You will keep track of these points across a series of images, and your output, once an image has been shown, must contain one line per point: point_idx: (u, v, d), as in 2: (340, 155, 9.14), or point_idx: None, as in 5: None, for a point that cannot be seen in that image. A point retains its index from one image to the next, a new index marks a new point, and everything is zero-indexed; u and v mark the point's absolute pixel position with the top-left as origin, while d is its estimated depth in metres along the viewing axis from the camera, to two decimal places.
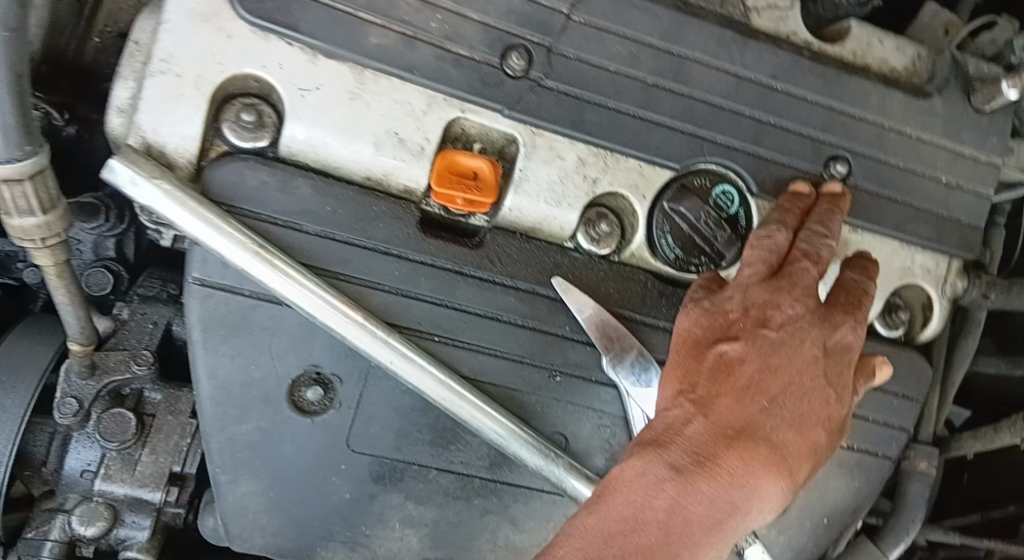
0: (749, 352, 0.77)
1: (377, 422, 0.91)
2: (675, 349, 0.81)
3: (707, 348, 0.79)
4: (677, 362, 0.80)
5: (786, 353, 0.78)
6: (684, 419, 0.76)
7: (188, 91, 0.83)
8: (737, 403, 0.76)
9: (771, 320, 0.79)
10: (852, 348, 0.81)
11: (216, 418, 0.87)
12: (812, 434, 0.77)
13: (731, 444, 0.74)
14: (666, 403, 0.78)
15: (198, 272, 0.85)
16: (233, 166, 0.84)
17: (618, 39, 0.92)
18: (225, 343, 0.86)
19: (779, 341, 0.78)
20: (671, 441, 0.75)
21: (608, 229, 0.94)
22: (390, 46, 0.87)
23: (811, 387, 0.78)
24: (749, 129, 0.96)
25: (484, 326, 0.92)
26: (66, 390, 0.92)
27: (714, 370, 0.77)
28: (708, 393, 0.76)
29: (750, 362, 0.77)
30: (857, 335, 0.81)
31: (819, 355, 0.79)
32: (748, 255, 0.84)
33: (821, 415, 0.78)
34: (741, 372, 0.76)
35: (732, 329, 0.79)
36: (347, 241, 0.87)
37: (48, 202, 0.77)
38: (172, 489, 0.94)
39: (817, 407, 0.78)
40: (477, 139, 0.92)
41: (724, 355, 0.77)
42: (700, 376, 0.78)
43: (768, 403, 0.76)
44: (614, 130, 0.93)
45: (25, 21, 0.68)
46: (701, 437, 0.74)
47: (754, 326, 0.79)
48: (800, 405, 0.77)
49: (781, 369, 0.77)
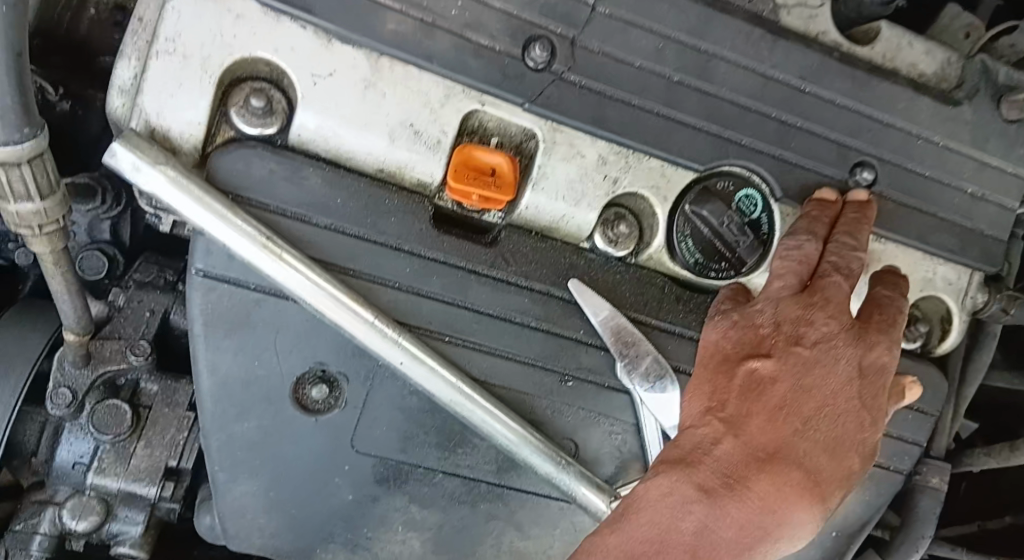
0: (782, 371, 0.76)
1: (384, 422, 0.88)
2: (703, 362, 0.79)
3: (737, 363, 0.77)
4: (705, 377, 0.78)
5: (821, 372, 0.76)
6: (713, 438, 0.74)
7: (194, 74, 0.79)
8: (769, 423, 0.74)
9: (804, 337, 0.77)
10: (887, 369, 0.79)
11: (216, 415, 0.84)
12: (845, 459, 0.76)
13: (762, 468, 0.73)
14: (694, 420, 0.76)
15: (201, 263, 0.81)
16: (241, 154, 0.81)
17: (644, 33, 0.88)
18: (229, 338, 0.83)
19: (813, 359, 0.77)
20: (699, 462, 0.73)
21: (626, 230, 0.91)
22: (408, 34, 0.82)
23: (845, 409, 0.76)
24: (776, 131, 0.92)
25: (496, 327, 0.89)
26: (60, 378, 0.88)
27: (744, 388, 0.76)
28: (738, 411, 0.75)
29: (783, 381, 0.75)
30: (892, 355, 0.79)
31: (854, 376, 0.77)
32: (778, 266, 0.82)
33: (855, 439, 0.76)
34: (774, 391, 0.75)
35: (764, 345, 0.77)
36: (357, 235, 0.84)
37: (47, 188, 0.72)
38: (167, 484, 0.91)
39: (850, 431, 0.76)
40: (495, 133, 0.88)
41: (755, 372, 0.76)
42: (730, 393, 0.76)
43: (801, 425, 0.75)
44: (637, 129, 0.89)
45: None
46: (731, 459, 0.73)
47: (786, 343, 0.77)
48: (834, 428, 0.76)
49: (814, 389, 0.76)
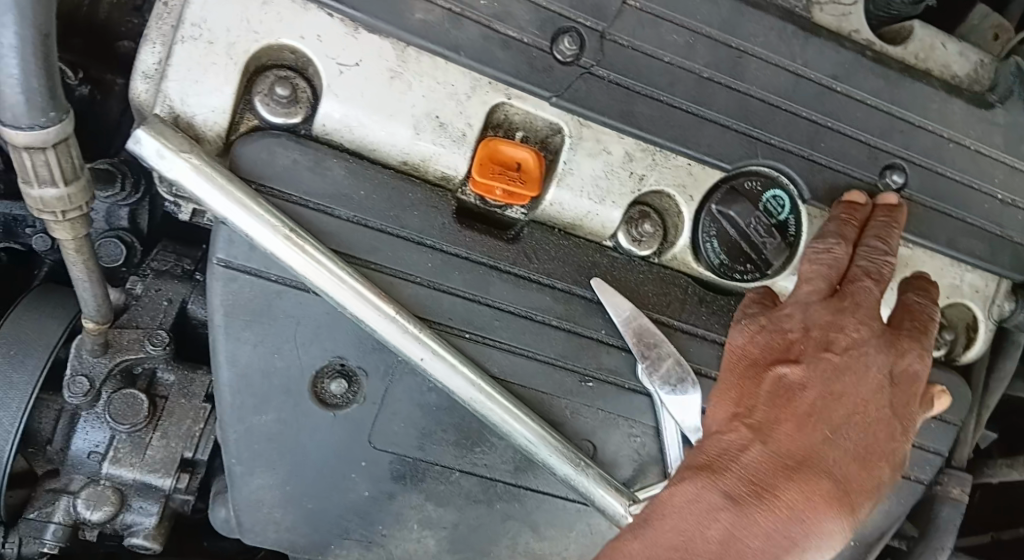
0: (811, 377, 0.77)
1: (402, 418, 0.87)
2: (732, 368, 0.81)
3: (765, 369, 0.79)
4: (733, 382, 0.80)
5: (850, 379, 0.78)
6: (740, 445, 0.76)
7: (220, 61, 0.78)
8: (798, 431, 0.76)
9: (834, 343, 0.78)
10: (917, 377, 0.81)
11: (233, 408, 0.83)
12: (874, 469, 0.78)
13: (791, 476, 0.74)
14: (721, 426, 0.78)
15: (223, 253, 0.80)
16: (264, 142, 0.80)
17: (674, 27, 0.86)
18: (248, 329, 0.82)
19: (842, 365, 0.78)
20: (725, 468, 0.75)
21: (651, 229, 0.90)
22: (435, 23, 0.81)
23: (875, 418, 0.78)
24: (806, 131, 0.91)
25: (516, 325, 0.88)
26: (77, 366, 0.88)
27: (773, 394, 0.77)
28: (766, 418, 0.76)
29: (812, 387, 0.77)
30: (923, 363, 0.81)
31: (884, 383, 0.79)
32: (807, 270, 0.82)
33: (885, 449, 0.78)
34: (803, 398, 0.76)
35: (792, 351, 0.79)
36: (379, 228, 0.83)
37: (71, 172, 0.71)
38: (182, 476, 0.90)
39: (880, 440, 0.78)
40: (520, 127, 0.87)
41: (784, 378, 0.77)
42: (759, 399, 0.78)
43: (831, 434, 0.76)
44: (665, 124, 0.87)
45: None
46: (758, 466, 0.74)
47: (815, 349, 0.78)
48: (864, 437, 0.77)
49: (844, 396, 0.77)
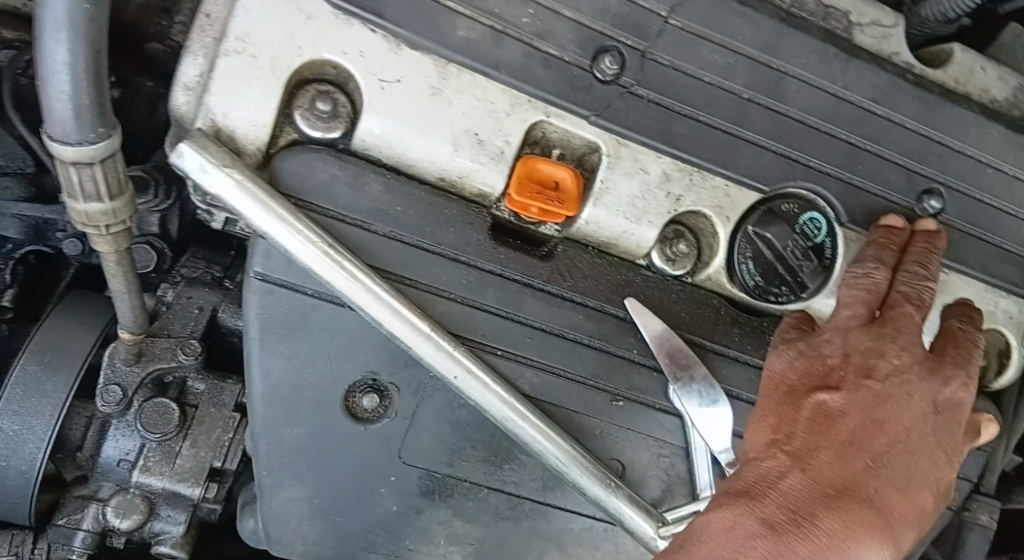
0: (851, 404, 0.78)
1: (431, 434, 0.87)
2: (769, 393, 0.82)
3: (804, 396, 0.80)
4: (771, 408, 0.81)
5: (893, 406, 0.78)
6: (779, 472, 0.76)
7: (263, 75, 0.78)
8: (838, 458, 0.76)
9: (875, 370, 0.79)
10: (962, 404, 0.81)
11: (265, 420, 0.84)
12: (916, 498, 0.78)
13: (833, 504, 0.74)
14: (759, 453, 0.79)
15: (260, 266, 0.80)
16: (303, 157, 0.80)
17: (715, 48, 0.86)
18: (283, 343, 0.82)
19: (884, 393, 0.78)
20: (763, 495, 0.75)
21: (685, 249, 0.90)
22: (478, 40, 0.81)
23: (917, 446, 0.78)
24: (845, 154, 0.90)
25: (549, 344, 0.87)
26: (110, 375, 0.88)
27: (812, 420, 0.78)
28: (805, 445, 0.77)
29: (853, 415, 0.77)
30: (967, 391, 0.82)
31: (929, 411, 0.79)
32: (846, 295, 0.84)
33: (928, 478, 0.78)
34: (843, 424, 0.77)
35: (832, 377, 0.80)
36: (416, 245, 0.83)
37: (116, 187, 0.71)
38: (210, 485, 0.91)
39: (922, 469, 0.78)
40: (557, 145, 0.87)
41: (823, 405, 0.78)
42: (797, 426, 0.78)
43: (872, 462, 0.76)
44: (703, 145, 0.87)
45: None
46: (798, 493, 0.74)
47: (856, 376, 0.79)
48: (905, 465, 0.77)
49: (886, 424, 0.78)
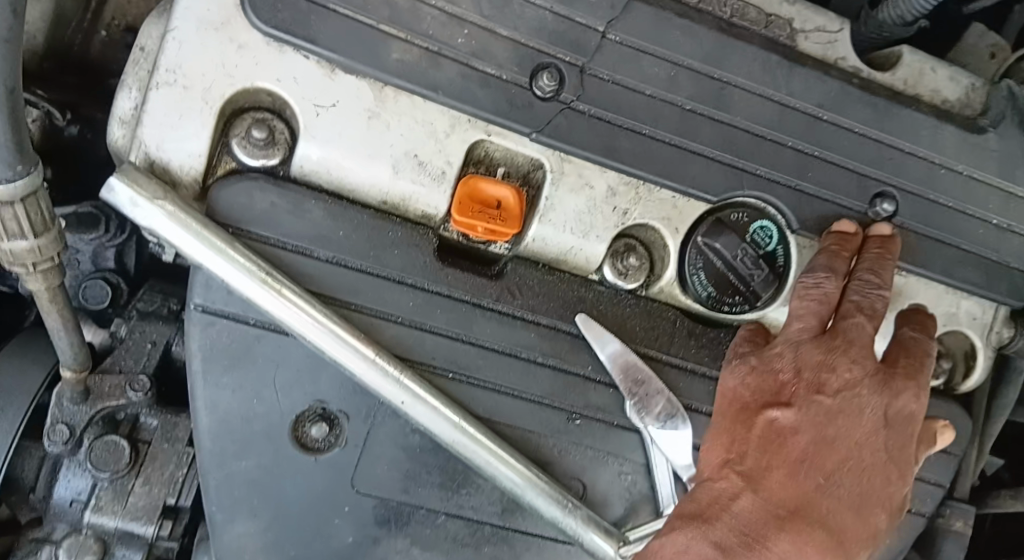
0: (803, 422, 0.77)
1: (385, 461, 0.85)
2: (722, 410, 0.81)
3: (756, 413, 0.79)
4: (724, 426, 0.80)
5: (844, 422, 0.77)
6: (731, 493, 0.76)
7: (197, 106, 0.78)
8: (789, 478, 0.76)
9: (826, 386, 0.78)
10: (914, 416, 0.80)
11: (213, 454, 0.82)
12: (871, 515, 0.77)
13: (784, 526, 0.73)
14: (712, 473, 0.78)
15: (199, 297, 0.81)
16: (241, 187, 0.79)
17: (655, 60, 0.86)
18: (227, 374, 0.82)
19: (835, 408, 0.77)
20: (715, 517, 0.75)
21: (637, 262, 0.89)
22: (413, 62, 0.81)
23: (871, 463, 0.78)
24: (793, 161, 0.90)
25: (502, 364, 0.86)
26: (58, 415, 0.87)
27: (764, 438, 0.77)
28: (757, 465, 0.76)
29: (803, 432, 0.76)
30: (920, 402, 0.81)
31: (880, 425, 0.78)
32: (798, 307, 0.82)
33: (883, 495, 0.78)
34: (795, 442, 0.76)
35: (784, 393, 0.79)
36: (360, 269, 0.82)
37: (41, 225, 0.74)
38: (165, 522, 0.88)
39: (877, 486, 0.78)
40: (501, 163, 0.86)
41: (775, 423, 0.77)
42: (749, 444, 0.78)
43: (824, 481, 0.76)
44: (648, 158, 0.86)
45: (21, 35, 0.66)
46: (749, 515, 0.74)
47: (807, 391, 0.78)
48: (858, 483, 0.77)
49: (838, 441, 0.77)
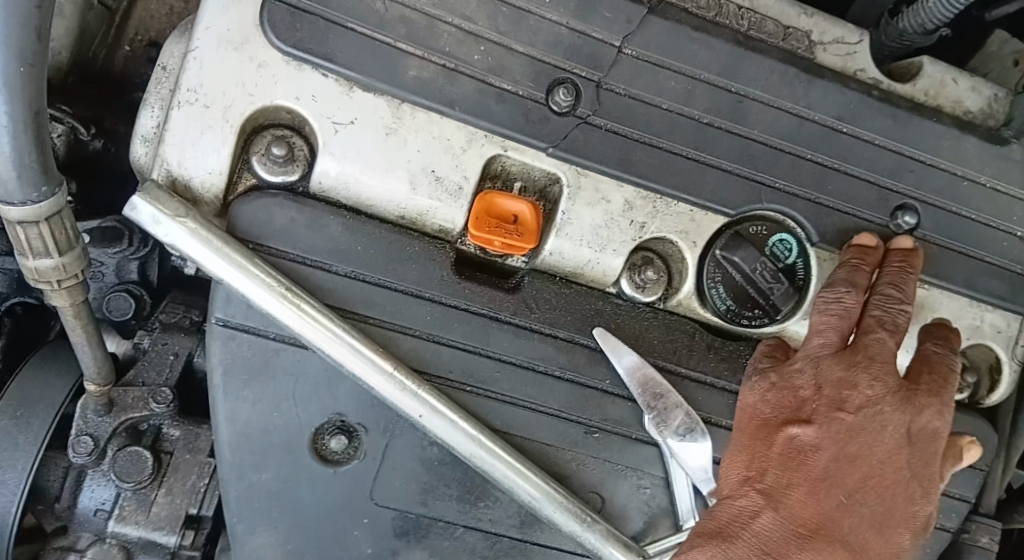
0: (824, 439, 0.76)
1: (403, 474, 0.86)
2: (742, 427, 0.81)
3: (776, 430, 0.78)
4: (744, 443, 0.79)
5: (866, 439, 0.77)
6: (752, 511, 0.76)
7: (217, 124, 0.79)
8: (811, 496, 0.75)
9: (848, 403, 0.77)
10: (938, 433, 0.80)
11: (233, 467, 0.83)
12: (893, 534, 0.77)
13: (805, 546, 0.73)
14: (732, 491, 0.78)
15: (220, 312, 0.82)
16: (261, 203, 0.80)
17: (671, 74, 0.86)
18: (247, 388, 0.83)
19: (857, 426, 0.77)
20: (736, 536, 0.74)
21: (654, 275, 0.89)
22: (430, 79, 0.82)
23: (893, 480, 0.78)
24: (812, 173, 0.89)
25: (518, 377, 0.86)
26: (83, 426, 0.88)
27: (784, 456, 0.77)
28: (778, 483, 0.76)
29: (824, 450, 0.76)
30: (943, 419, 0.80)
31: (902, 443, 0.78)
32: (818, 322, 0.82)
33: (906, 513, 0.78)
34: (815, 460, 0.76)
35: (805, 410, 0.78)
36: (377, 282, 0.83)
37: (65, 243, 0.76)
38: (187, 532, 0.90)
39: (900, 504, 0.78)
40: (518, 178, 0.87)
41: (796, 440, 0.77)
42: (770, 462, 0.77)
43: (846, 499, 0.76)
44: (665, 172, 0.87)
45: (44, 58, 0.69)
46: (770, 534, 0.74)
47: (828, 409, 0.77)
48: (881, 501, 0.77)
49: (860, 458, 0.77)
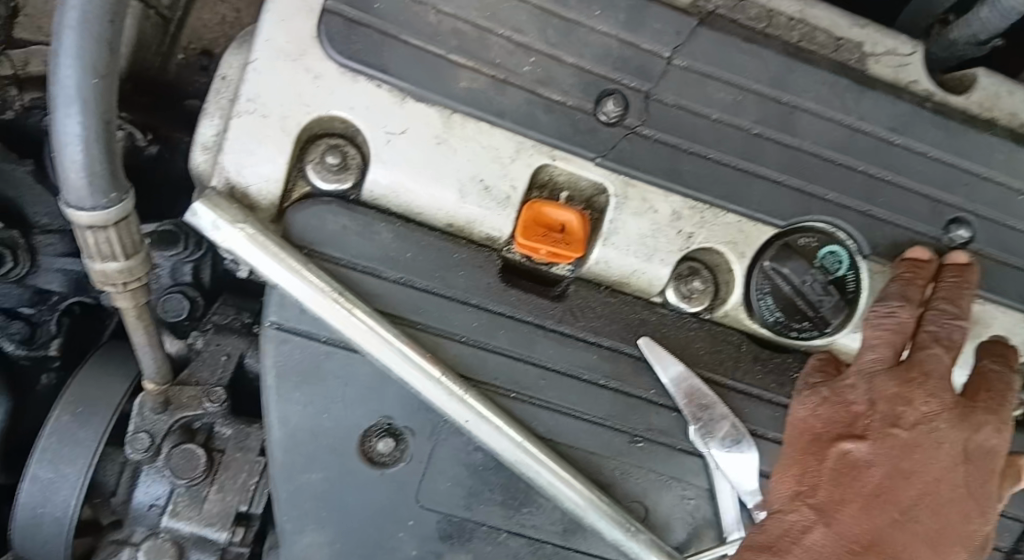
0: (877, 455, 0.76)
1: (449, 478, 0.87)
2: (793, 440, 0.81)
3: (828, 445, 0.78)
4: (796, 457, 0.79)
5: (921, 456, 0.76)
6: (803, 526, 0.75)
7: (274, 133, 0.81)
8: (863, 512, 0.75)
9: (902, 419, 0.77)
10: (995, 451, 0.79)
11: (285, 466, 0.85)
12: (948, 552, 0.76)
13: None
14: (783, 504, 0.78)
15: (275, 315, 0.84)
16: (315, 210, 0.82)
17: (720, 85, 0.86)
18: (298, 390, 0.85)
19: (911, 442, 0.76)
20: (786, 550, 0.74)
21: (701, 286, 0.89)
22: (480, 90, 0.83)
23: (949, 498, 0.77)
24: (863, 186, 0.89)
25: (563, 385, 0.87)
26: (139, 424, 0.92)
27: (836, 471, 0.77)
28: (830, 498, 0.76)
29: (878, 466, 0.76)
30: (1001, 437, 0.79)
31: (959, 460, 0.77)
32: (870, 337, 0.81)
33: (962, 532, 0.77)
34: (869, 476, 0.76)
35: (858, 425, 0.78)
36: (425, 289, 0.84)
37: (131, 247, 0.78)
38: (237, 529, 0.92)
39: (955, 522, 0.77)
40: (565, 188, 0.87)
41: (848, 455, 0.77)
42: (822, 477, 0.77)
43: (899, 516, 0.75)
44: (714, 182, 0.87)
45: (115, 73, 0.74)
46: (821, 549, 0.74)
47: (882, 425, 0.77)
48: (936, 519, 0.76)
49: (914, 475, 0.76)
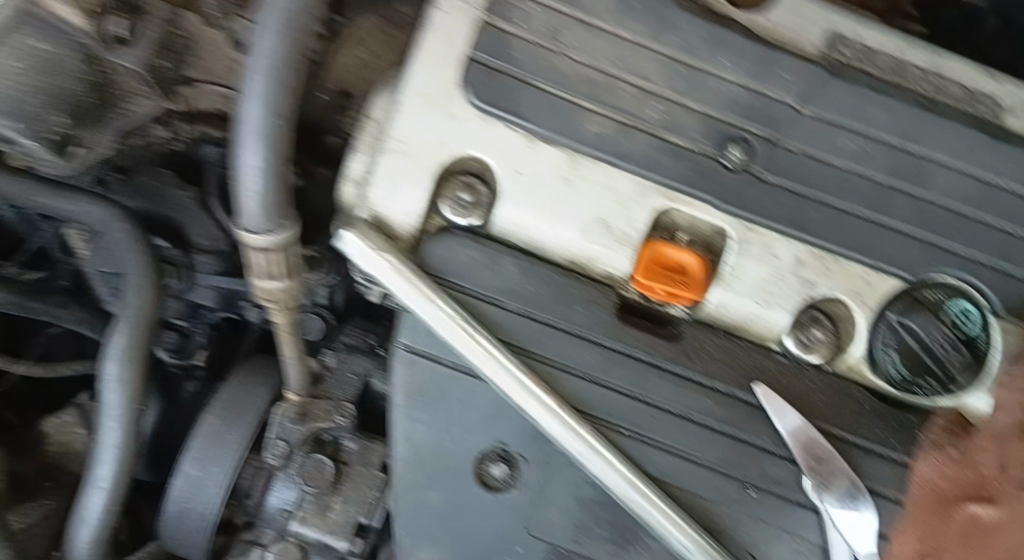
0: (1006, 519, 0.81)
1: (558, 509, 0.89)
2: (919, 500, 0.86)
3: (954, 506, 0.84)
4: (921, 516, 0.85)
5: None
6: None
7: (414, 170, 0.87)
8: None
9: None
10: None
11: (406, 482, 0.90)
12: None
13: None
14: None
15: (406, 337, 0.90)
16: (448, 242, 0.88)
17: (850, 135, 0.87)
18: (422, 410, 0.90)
19: None
20: None
21: (822, 336, 0.87)
22: (608, 135, 0.87)
23: None
24: (997, 241, 0.88)
25: (676, 426, 0.87)
26: (277, 431, 1.00)
27: (962, 531, 0.83)
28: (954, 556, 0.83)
29: (1008, 531, 0.81)
30: None
31: None
32: (997, 399, 0.86)
33: None
34: (996, 539, 0.81)
35: (986, 489, 0.83)
36: (546, 322, 0.88)
37: (292, 270, 0.88)
38: (357, 539, 0.98)
39: None
40: (685, 231, 0.89)
41: (975, 517, 0.83)
42: (947, 535, 0.84)
43: None
44: (840, 232, 0.87)
45: (294, 116, 0.82)
46: None
47: (1011, 490, 0.82)
48: None
49: None
